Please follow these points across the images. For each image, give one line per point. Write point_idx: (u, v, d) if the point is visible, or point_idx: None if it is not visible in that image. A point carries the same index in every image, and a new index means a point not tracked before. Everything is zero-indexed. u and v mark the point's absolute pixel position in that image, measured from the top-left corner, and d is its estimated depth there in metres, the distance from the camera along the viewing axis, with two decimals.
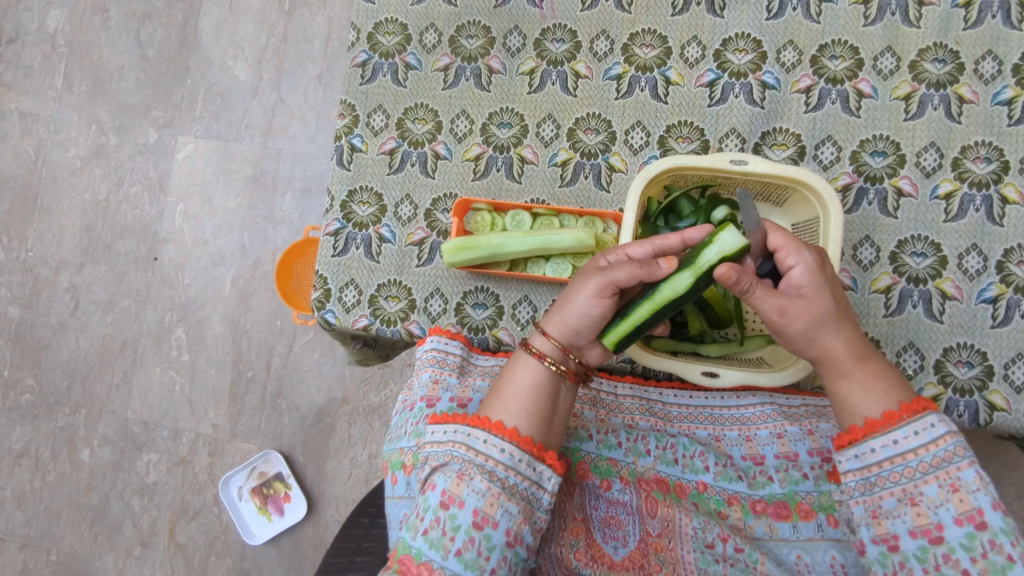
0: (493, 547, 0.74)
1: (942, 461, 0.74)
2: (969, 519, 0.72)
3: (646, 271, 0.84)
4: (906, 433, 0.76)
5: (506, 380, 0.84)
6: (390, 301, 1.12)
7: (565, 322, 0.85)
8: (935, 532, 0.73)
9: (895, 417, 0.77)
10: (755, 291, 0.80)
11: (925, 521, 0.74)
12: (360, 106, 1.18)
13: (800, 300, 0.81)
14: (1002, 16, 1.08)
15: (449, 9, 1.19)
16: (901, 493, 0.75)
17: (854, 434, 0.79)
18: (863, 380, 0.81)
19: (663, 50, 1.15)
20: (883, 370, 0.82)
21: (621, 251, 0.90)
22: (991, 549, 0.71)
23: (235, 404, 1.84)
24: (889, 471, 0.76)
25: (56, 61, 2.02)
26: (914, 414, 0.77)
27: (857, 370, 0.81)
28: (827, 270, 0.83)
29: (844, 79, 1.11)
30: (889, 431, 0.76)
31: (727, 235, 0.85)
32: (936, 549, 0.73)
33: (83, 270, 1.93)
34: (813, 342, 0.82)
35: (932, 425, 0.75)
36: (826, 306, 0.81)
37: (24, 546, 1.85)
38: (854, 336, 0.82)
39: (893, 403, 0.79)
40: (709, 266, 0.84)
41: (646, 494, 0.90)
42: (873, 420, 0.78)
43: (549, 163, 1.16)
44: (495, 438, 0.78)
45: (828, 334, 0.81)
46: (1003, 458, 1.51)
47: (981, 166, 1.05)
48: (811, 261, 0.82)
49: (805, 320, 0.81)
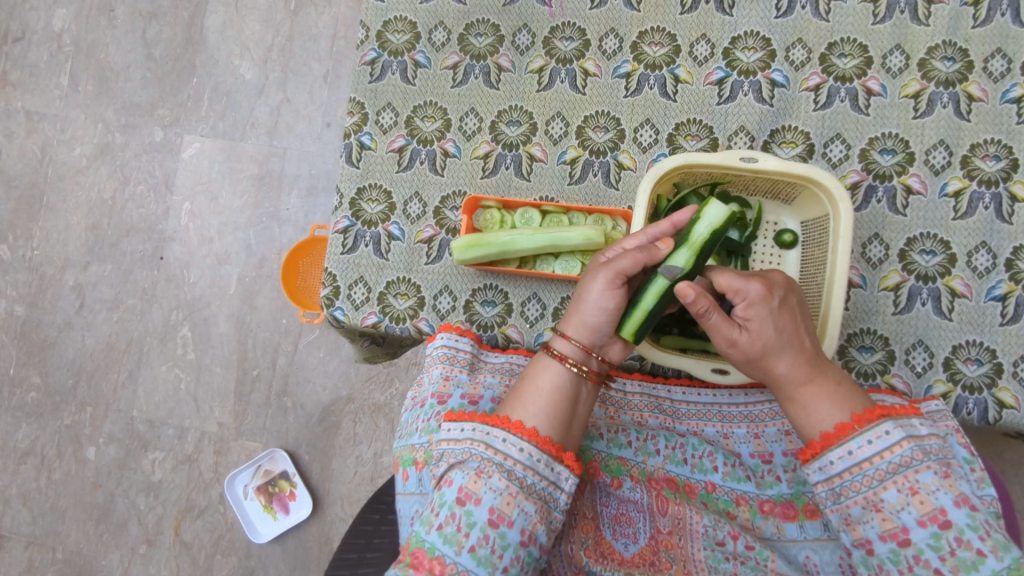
0: (507, 545, 0.74)
1: (899, 466, 0.74)
2: (933, 519, 0.72)
3: (647, 256, 0.86)
4: (860, 443, 0.76)
5: (527, 382, 0.84)
6: (400, 298, 1.12)
7: (583, 321, 0.85)
8: (903, 535, 0.73)
9: (849, 428, 0.77)
10: (713, 314, 0.81)
11: (891, 525, 0.74)
12: (369, 104, 1.18)
13: (744, 334, 0.82)
14: (1011, 14, 1.09)
15: (458, 8, 1.19)
16: (865, 501, 0.76)
17: (813, 448, 0.79)
18: (807, 404, 0.81)
19: (672, 48, 1.15)
20: (831, 391, 0.81)
21: (617, 245, 0.91)
22: (959, 546, 0.71)
23: (241, 403, 1.84)
24: (851, 480, 0.76)
25: (62, 59, 2.02)
26: (867, 424, 0.77)
27: (801, 395, 0.81)
28: (776, 300, 0.82)
29: (854, 77, 1.11)
30: (844, 443, 0.77)
31: (712, 209, 0.90)
32: (907, 551, 0.73)
33: (89, 268, 1.94)
34: (759, 369, 0.83)
35: (887, 432, 0.76)
36: (768, 338, 0.81)
37: (30, 544, 1.85)
38: (801, 362, 0.81)
39: (846, 415, 0.79)
40: (703, 241, 0.89)
41: (656, 492, 0.90)
42: (827, 434, 0.78)
43: (558, 161, 1.17)
44: (514, 438, 0.78)
45: (771, 362, 0.82)
46: (1009, 457, 1.51)
47: (991, 164, 1.05)
48: (757, 293, 0.81)
49: (748, 351, 0.82)
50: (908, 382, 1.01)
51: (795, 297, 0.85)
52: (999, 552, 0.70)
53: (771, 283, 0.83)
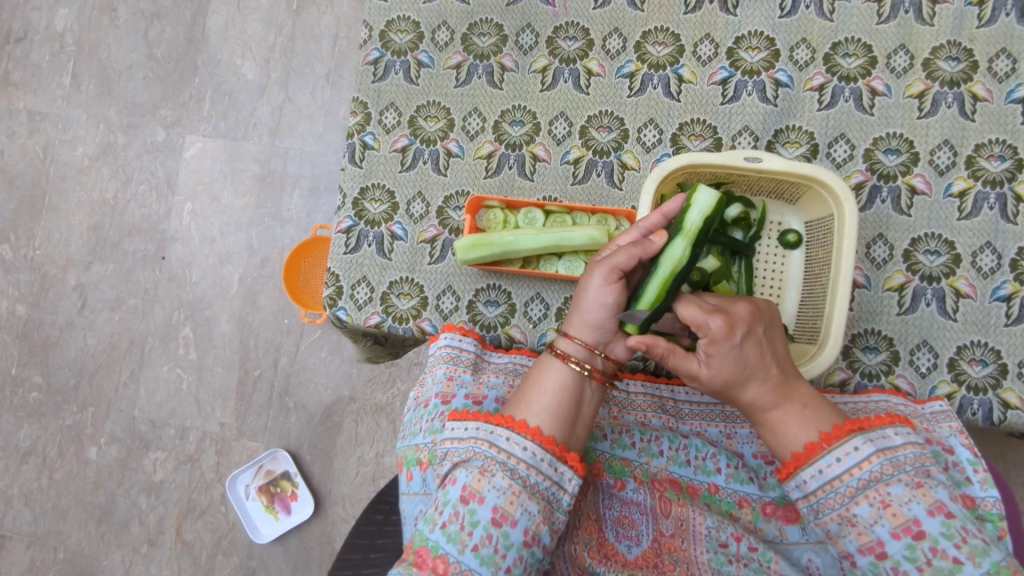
0: (510, 545, 0.73)
1: (869, 482, 0.74)
2: (906, 531, 0.72)
3: (641, 249, 0.86)
4: (830, 461, 0.75)
5: (531, 382, 0.84)
6: (402, 298, 1.12)
7: (584, 320, 0.85)
8: (879, 548, 0.73)
9: (818, 447, 0.77)
10: (671, 354, 0.81)
11: (867, 539, 0.73)
12: (372, 104, 1.18)
13: (706, 369, 0.81)
14: (1016, 14, 1.08)
15: (462, 8, 1.19)
16: (839, 517, 0.75)
17: (786, 467, 0.79)
18: (773, 428, 0.80)
19: (676, 48, 1.15)
20: (799, 416, 0.79)
21: (613, 243, 0.90)
22: (935, 556, 0.70)
23: (243, 403, 1.84)
24: (825, 497, 0.76)
25: (64, 59, 2.02)
26: (836, 441, 0.76)
27: (767, 420, 0.81)
28: (740, 335, 0.79)
29: (857, 77, 1.11)
30: (814, 463, 0.76)
31: (701, 195, 0.92)
32: (885, 564, 0.72)
33: (91, 268, 1.93)
34: (728, 398, 0.82)
35: (855, 449, 0.75)
36: (730, 372, 0.79)
37: (32, 543, 1.85)
38: (767, 389, 0.80)
39: (814, 434, 0.78)
40: (697, 228, 0.91)
41: (659, 493, 0.90)
42: (796, 454, 0.78)
43: (562, 161, 1.17)
44: (518, 436, 0.78)
45: (737, 391, 0.81)
46: (1012, 458, 1.51)
47: (995, 164, 1.05)
48: (717, 331, 0.79)
49: (712, 384, 0.81)
50: (913, 382, 1.01)
51: (763, 326, 0.82)
52: (977, 558, 0.69)
53: (736, 317, 0.80)
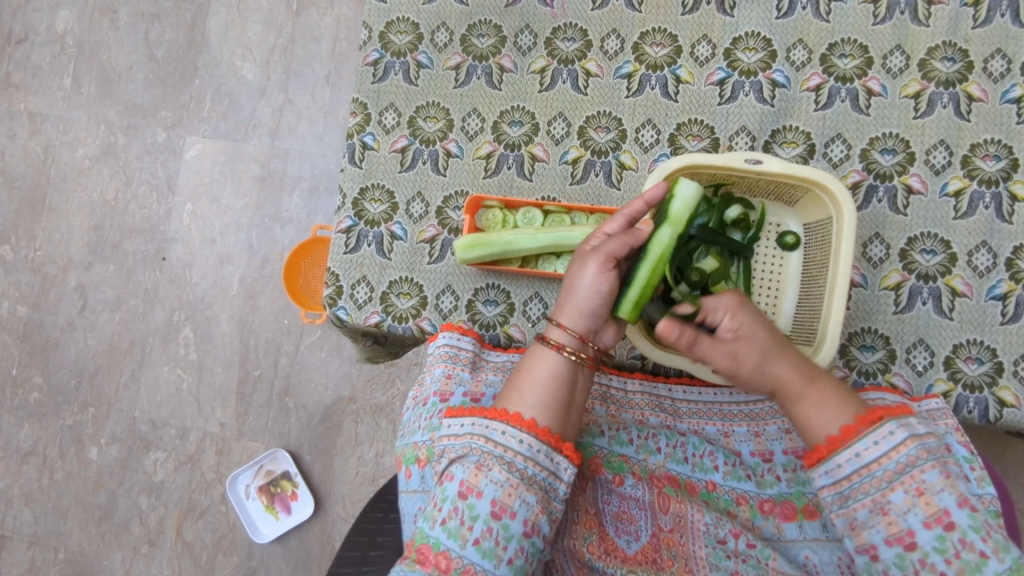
0: (510, 536, 0.74)
1: (906, 467, 0.75)
2: (937, 521, 0.72)
3: (632, 237, 0.88)
4: (867, 444, 0.76)
5: (523, 373, 0.84)
6: (401, 298, 1.13)
7: (577, 308, 0.85)
8: (909, 538, 0.73)
9: (854, 430, 0.77)
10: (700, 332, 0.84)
11: (897, 528, 0.74)
12: (371, 105, 1.19)
13: (737, 343, 0.84)
14: (1010, 15, 1.09)
15: (461, 9, 1.20)
16: (872, 504, 0.75)
17: (819, 452, 0.79)
18: (813, 407, 0.81)
19: (673, 48, 1.16)
20: (833, 393, 0.82)
21: (599, 231, 0.91)
22: (963, 548, 0.71)
23: (243, 403, 1.84)
24: (859, 482, 0.76)
25: (65, 60, 2.03)
26: (871, 424, 0.77)
27: (806, 398, 0.82)
28: (752, 309, 0.86)
29: (854, 77, 1.11)
30: (851, 445, 0.77)
31: (684, 185, 0.92)
32: (912, 555, 0.73)
33: (92, 268, 1.94)
34: (764, 379, 0.84)
35: (891, 433, 0.76)
36: (760, 339, 0.84)
37: (32, 544, 1.85)
38: (799, 362, 0.83)
39: (849, 417, 0.79)
40: (682, 216, 0.92)
41: (658, 489, 0.90)
42: (833, 436, 0.78)
43: (560, 161, 1.17)
44: (514, 429, 0.78)
45: (771, 366, 0.83)
46: (1010, 457, 1.51)
47: (991, 163, 1.06)
48: (733, 303, 0.86)
49: (746, 361, 0.84)
50: (909, 380, 1.02)
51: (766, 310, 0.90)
52: (1001, 552, 0.71)
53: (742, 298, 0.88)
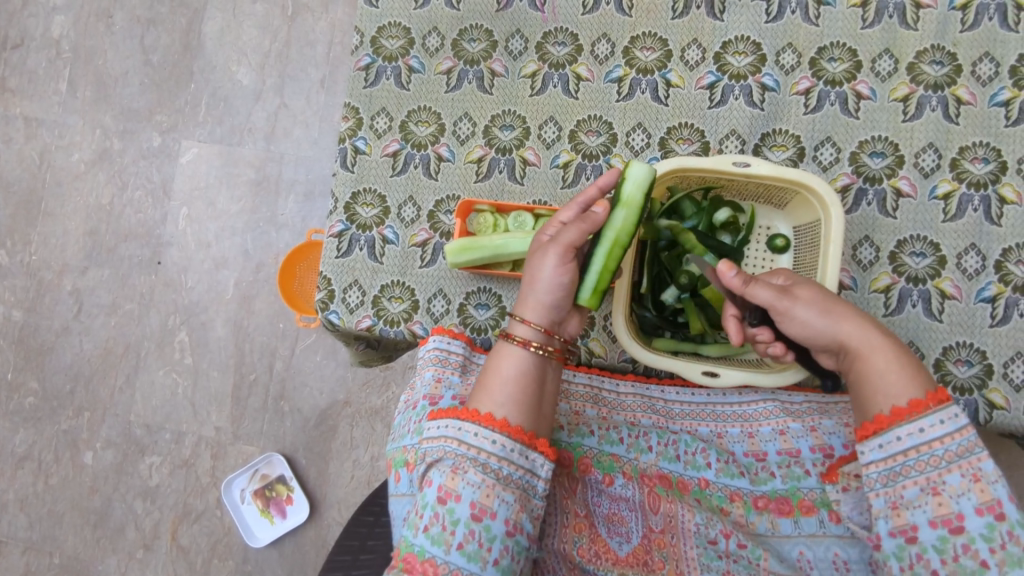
0: (493, 537, 0.75)
1: (966, 450, 0.72)
2: (989, 509, 0.71)
3: (589, 223, 0.88)
4: (932, 422, 0.73)
5: (491, 371, 0.83)
6: (394, 301, 1.13)
7: (539, 301, 0.85)
8: (956, 522, 0.71)
9: (923, 404, 0.74)
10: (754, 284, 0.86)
11: (945, 511, 0.72)
12: (363, 109, 1.19)
13: (797, 298, 0.84)
14: (998, 19, 1.10)
15: (452, 14, 1.21)
16: (923, 483, 0.73)
17: (879, 422, 0.76)
18: (881, 369, 0.78)
19: (663, 53, 1.16)
20: (905, 361, 0.78)
21: (555, 221, 0.92)
22: (1009, 540, 0.70)
23: (238, 407, 1.84)
24: (915, 459, 0.74)
25: (61, 65, 2.03)
26: (941, 403, 0.74)
27: (875, 359, 0.78)
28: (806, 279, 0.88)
29: (843, 81, 1.12)
30: (916, 420, 0.74)
31: (635, 169, 0.94)
32: (957, 539, 0.71)
33: (87, 273, 1.94)
34: (830, 338, 0.82)
35: (956, 415, 0.74)
36: (819, 297, 0.84)
37: (27, 549, 1.85)
38: (868, 324, 0.81)
39: (919, 391, 0.76)
40: (636, 200, 0.94)
41: (649, 489, 0.90)
42: (899, 408, 0.75)
43: (551, 165, 1.18)
44: (486, 430, 0.77)
45: (839, 324, 0.81)
46: (1003, 459, 1.52)
47: (979, 166, 1.06)
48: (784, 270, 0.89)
49: (810, 317, 0.82)
50: None
51: None
52: None
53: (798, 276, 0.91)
